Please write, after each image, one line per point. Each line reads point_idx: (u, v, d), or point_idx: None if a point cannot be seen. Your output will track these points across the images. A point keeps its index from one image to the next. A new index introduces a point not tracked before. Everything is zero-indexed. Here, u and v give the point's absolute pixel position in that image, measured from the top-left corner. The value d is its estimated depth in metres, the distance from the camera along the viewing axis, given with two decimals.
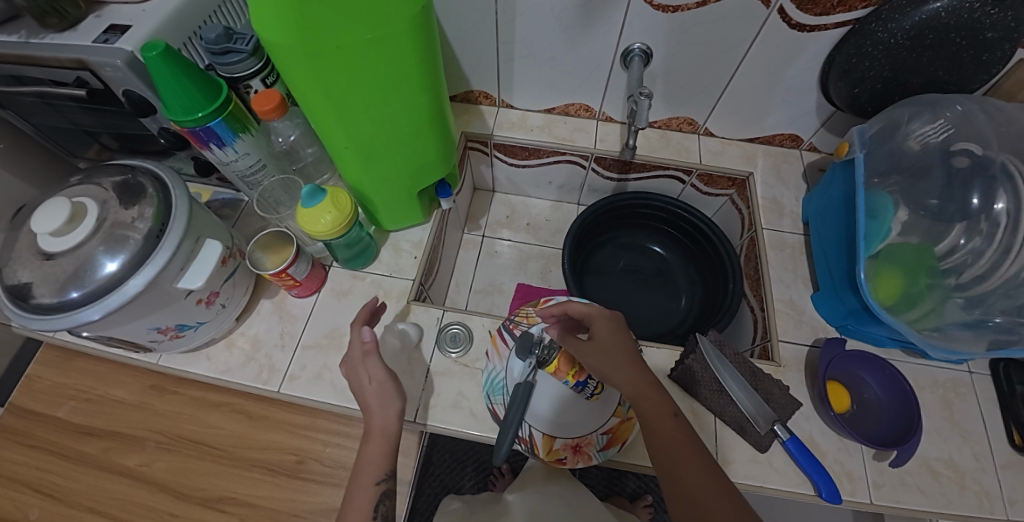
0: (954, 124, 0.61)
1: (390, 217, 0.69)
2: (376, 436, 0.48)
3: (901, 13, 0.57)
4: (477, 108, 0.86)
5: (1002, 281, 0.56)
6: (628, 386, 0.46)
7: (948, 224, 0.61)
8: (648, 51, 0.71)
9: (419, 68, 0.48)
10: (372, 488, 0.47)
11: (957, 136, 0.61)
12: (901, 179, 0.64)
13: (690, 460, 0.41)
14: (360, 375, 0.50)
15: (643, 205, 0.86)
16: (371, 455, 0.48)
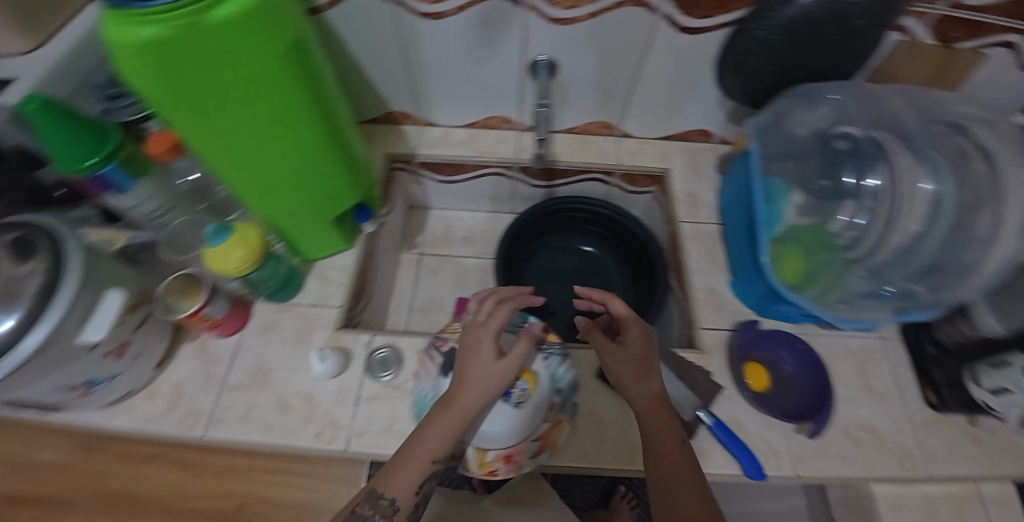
0: (839, 110, 0.67)
1: (310, 245, 0.68)
2: (433, 430, 0.47)
3: (772, 11, 0.59)
4: (400, 128, 0.86)
5: (890, 253, 0.60)
6: (642, 400, 0.50)
7: (839, 202, 0.66)
8: (553, 62, 0.73)
9: (304, 97, 0.48)
10: (427, 467, 0.46)
11: (842, 120, 0.67)
12: (795, 163, 0.69)
13: (685, 474, 0.46)
14: (471, 357, 0.49)
15: (573, 209, 0.88)
16: (439, 431, 0.46)
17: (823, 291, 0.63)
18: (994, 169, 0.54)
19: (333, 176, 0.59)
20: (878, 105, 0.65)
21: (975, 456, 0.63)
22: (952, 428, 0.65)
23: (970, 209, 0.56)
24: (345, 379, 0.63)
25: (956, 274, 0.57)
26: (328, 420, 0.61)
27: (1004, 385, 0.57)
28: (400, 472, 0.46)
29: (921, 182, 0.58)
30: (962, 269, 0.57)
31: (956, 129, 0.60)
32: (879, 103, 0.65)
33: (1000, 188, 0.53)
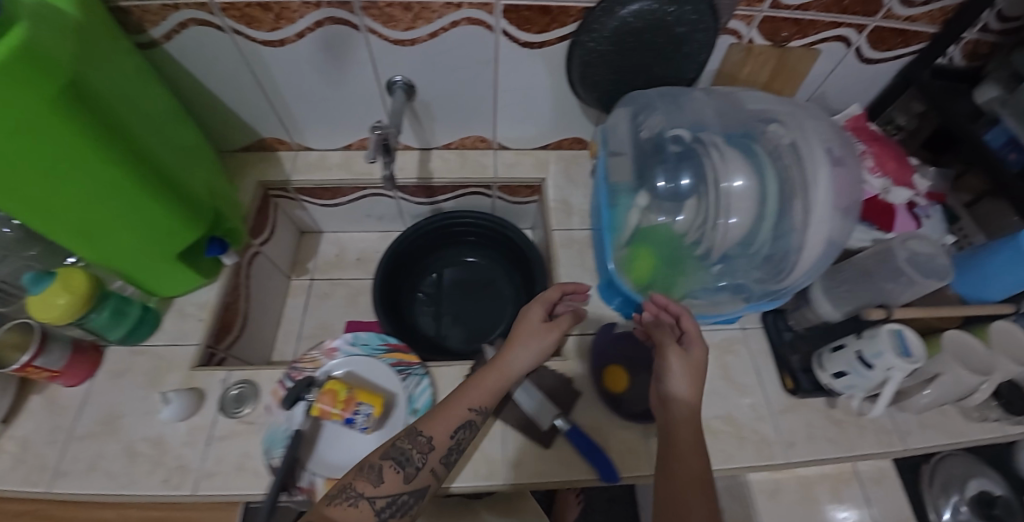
0: (665, 109, 0.69)
1: (162, 284, 0.67)
2: (458, 401, 0.50)
3: (599, 23, 0.63)
4: (275, 154, 0.85)
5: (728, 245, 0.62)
6: (682, 393, 0.50)
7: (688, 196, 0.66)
8: (409, 83, 0.74)
9: (103, 145, 0.47)
10: (461, 412, 0.50)
11: (667, 117, 0.68)
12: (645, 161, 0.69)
13: (690, 466, 0.45)
14: (524, 317, 0.57)
15: (461, 223, 0.87)
16: (484, 385, 0.52)
17: (672, 287, 0.66)
18: (797, 157, 0.58)
19: (164, 217, 0.58)
20: (693, 105, 0.68)
21: (831, 437, 0.65)
22: (810, 410, 0.67)
23: (784, 197, 0.58)
24: (198, 419, 0.63)
25: (782, 260, 0.60)
26: (177, 464, 0.60)
27: (843, 369, 0.60)
28: (439, 418, 0.49)
29: (744, 176, 0.59)
30: (785, 255, 0.60)
31: (762, 123, 0.64)
32: (694, 102, 0.69)
33: (806, 174, 0.56)
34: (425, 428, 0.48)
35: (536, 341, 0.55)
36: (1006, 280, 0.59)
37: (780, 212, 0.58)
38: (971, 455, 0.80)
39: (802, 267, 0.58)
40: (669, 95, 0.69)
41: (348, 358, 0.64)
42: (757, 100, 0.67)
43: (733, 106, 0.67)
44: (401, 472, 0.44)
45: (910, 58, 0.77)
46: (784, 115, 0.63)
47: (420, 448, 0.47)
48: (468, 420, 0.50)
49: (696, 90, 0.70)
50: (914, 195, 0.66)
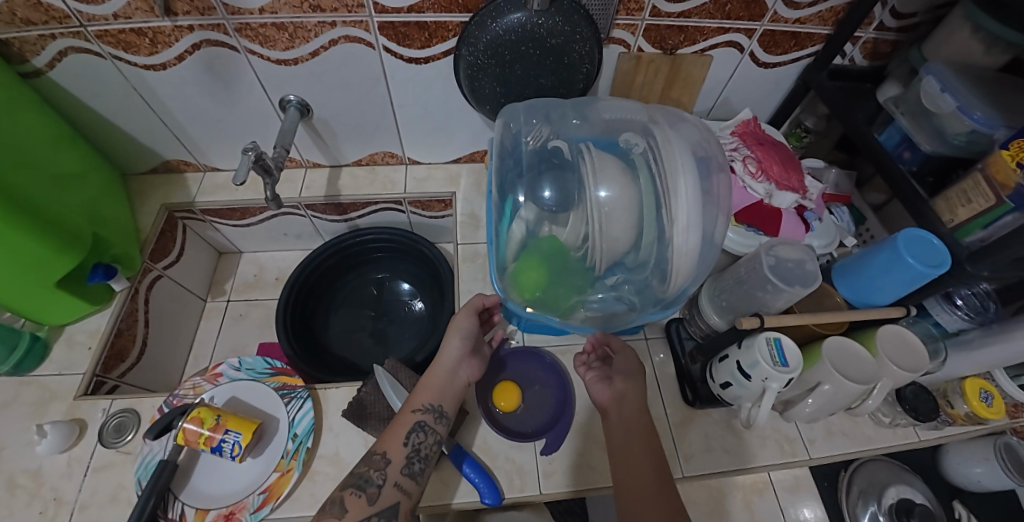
0: (541, 120, 0.64)
1: (49, 314, 0.67)
2: (404, 413, 0.54)
3: (475, 37, 0.64)
4: (182, 176, 0.87)
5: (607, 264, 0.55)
6: (633, 397, 0.57)
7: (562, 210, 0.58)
8: (304, 102, 0.74)
9: None
10: (409, 418, 0.53)
11: (539, 130, 0.63)
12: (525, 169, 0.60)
13: (647, 457, 0.51)
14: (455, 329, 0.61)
15: (375, 239, 0.90)
16: (424, 390, 0.56)
17: (558, 303, 0.59)
18: (659, 158, 0.52)
19: (37, 248, 0.58)
20: (564, 118, 0.65)
21: (730, 448, 0.64)
22: (710, 422, 0.65)
23: (652, 203, 0.51)
24: (74, 450, 0.60)
25: (661, 271, 0.54)
26: (52, 495, 0.57)
27: (727, 379, 0.58)
28: (391, 433, 0.52)
29: (611, 186, 0.52)
30: (663, 265, 0.53)
31: (629, 130, 0.59)
32: (569, 113, 0.65)
33: (668, 177, 0.50)
34: (379, 447, 0.51)
35: (464, 334, 0.60)
36: (891, 282, 0.57)
37: (649, 219, 0.52)
38: (893, 460, 0.78)
39: (680, 278, 0.52)
40: (540, 109, 0.66)
41: (232, 384, 0.63)
42: (622, 110, 0.63)
43: (604, 115, 0.63)
44: (363, 495, 0.47)
45: (807, 62, 0.78)
46: (651, 121, 0.59)
47: (375, 467, 0.49)
48: (418, 422, 0.53)
49: (573, 102, 0.67)
50: (802, 199, 0.64)
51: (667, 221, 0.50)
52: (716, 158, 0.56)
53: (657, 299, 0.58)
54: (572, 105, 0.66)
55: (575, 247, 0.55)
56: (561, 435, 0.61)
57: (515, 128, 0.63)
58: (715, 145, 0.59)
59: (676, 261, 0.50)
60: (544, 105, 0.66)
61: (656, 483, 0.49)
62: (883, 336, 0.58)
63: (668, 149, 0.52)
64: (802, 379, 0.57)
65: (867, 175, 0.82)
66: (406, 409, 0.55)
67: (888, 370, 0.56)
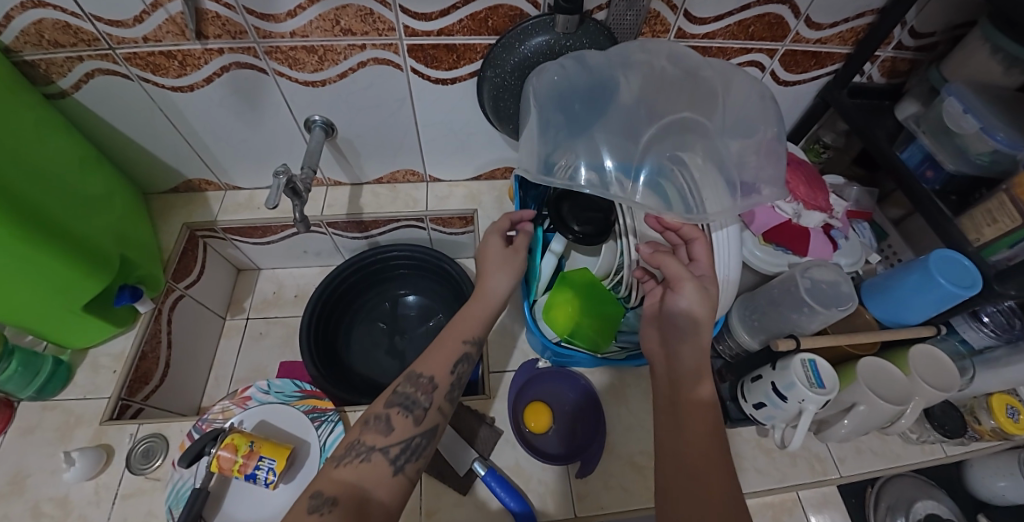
0: (581, 98, 0.58)
1: (75, 337, 0.66)
2: (453, 340, 0.54)
3: (502, 59, 0.64)
4: (203, 195, 0.86)
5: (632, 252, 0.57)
6: (689, 356, 0.49)
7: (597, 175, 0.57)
8: (329, 123, 0.74)
9: None
10: (457, 347, 0.53)
11: (576, 110, 0.57)
12: (566, 121, 0.57)
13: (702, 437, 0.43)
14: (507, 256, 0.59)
15: (396, 256, 0.89)
16: (471, 319, 0.55)
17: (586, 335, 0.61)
18: (696, 188, 0.52)
19: (64, 270, 0.58)
20: (605, 90, 0.58)
21: (761, 467, 0.64)
22: (740, 441, 0.65)
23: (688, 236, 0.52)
24: (103, 477, 0.60)
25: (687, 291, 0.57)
26: None
27: (761, 399, 0.58)
28: (435, 358, 0.52)
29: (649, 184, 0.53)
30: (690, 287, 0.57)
31: (671, 138, 0.55)
32: (613, 87, 0.58)
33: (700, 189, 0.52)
34: (424, 371, 0.51)
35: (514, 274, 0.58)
36: (923, 301, 0.57)
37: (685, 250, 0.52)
38: (920, 476, 0.78)
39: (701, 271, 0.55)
40: (579, 66, 0.58)
41: (261, 407, 0.62)
42: (664, 94, 0.57)
43: (658, 71, 0.57)
44: (409, 416, 0.48)
45: (826, 81, 0.79)
46: (695, 125, 0.55)
47: (423, 390, 0.49)
48: (463, 353, 0.53)
49: (621, 68, 0.58)
50: (828, 218, 0.65)
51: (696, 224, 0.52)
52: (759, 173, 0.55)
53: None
54: (617, 71, 0.58)
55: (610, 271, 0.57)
56: (595, 458, 0.61)
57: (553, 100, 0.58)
58: (766, 148, 0.56)
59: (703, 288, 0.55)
60: (586, 74, 0.58)
61: (704, 466, 0.41)
62: (915, 355, 0.58)
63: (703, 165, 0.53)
64: (836, 398, 0.58)
65: (886, 191, 0.83)
66: (453, 337, 0.54)
67: (921, 389, 0.56)
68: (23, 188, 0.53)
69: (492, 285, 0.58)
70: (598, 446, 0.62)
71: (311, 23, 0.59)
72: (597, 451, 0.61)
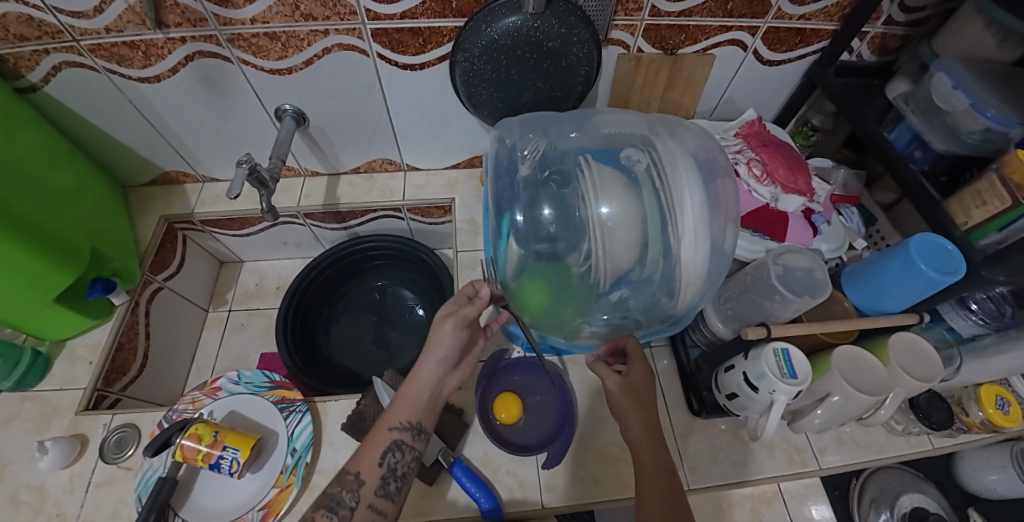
0: (540, 139, 0.59)
1: (51, 329, 0.67)
2: (380, 430, 0.49)
3: (468, 43, 0.62)
4: (182, 187, 0.87)
5: (604, 274, 0.48)
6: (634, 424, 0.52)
7: (555, 197, 0.52)
8: (299, 112, 0.74)
9: None
10: (384, 436, 0.49)
11: (536, 145, 0.58)
12: (526, 156, 0.57)
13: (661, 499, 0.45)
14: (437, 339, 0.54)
15: (374, 247, 0.90)
16: (405, 397, 0.51)
17: (564, 321, 0.54)
18: (667, 183, 0.46)
19: (33, 266, 0.58)
20: (561, 133, 0.60)
21: (738, 459, 0.62)
22: (716, 432, 0.64)
23: (656, 215, 0.46)
24: (77, 466, 0.60)
25: (669, 290, 0.49)
26: (54, 512, 0.57)
27: (733, 390, 0.57)
28: (366, 452, 0.48)
29: (609, 196, 0.46)
30: (672, 283, 0.48)
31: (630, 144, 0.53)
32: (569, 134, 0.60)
33: (672, 190, 0.45)
34: (353, 466, 0.48)
35: (444, 351, 0.53)
36: (907, 289, 0.55)
37: (655, 233, 0.46)
38: (905, 468, 0.76)
39: (689, 296, 0.47)
40: (536, 124, 0.62)
41: (231, 398, 0.63)
42: (618, 122, 0.58)
43: (603, 126, 0.58)
44: (333, 518, 0.44)
45: (812, 59, 0.75)
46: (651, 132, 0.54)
47: (348, 488, 0.46)
48: (393, 441, 0.49)
49: (576, 123, 0.61)
50: (809, 202, 0.62)
51: (673, 233, 0.45)
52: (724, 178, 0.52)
53: (665, 315, 0.53)
54: (570, 125, 0.61)
55: (577, 263, 0.50)
56: (561, 449, 0.60)
57: (512, 146, 0.60)
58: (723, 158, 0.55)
59: (684, 277, 0.46)
60: (543, 129, 0.61)
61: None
62: (894, 344, 0.56)
63: (673, 164, 0.46)
64: (811, 389, 0.56)
65: (876, 174, 0.80)
66: (383, 426, 0.50)
67: (900, 381, 0.54)
68: None
69: (385, 419, 0.50)
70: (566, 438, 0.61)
71: (270, 9, 0.58)
72: (564, 442, 0.60)
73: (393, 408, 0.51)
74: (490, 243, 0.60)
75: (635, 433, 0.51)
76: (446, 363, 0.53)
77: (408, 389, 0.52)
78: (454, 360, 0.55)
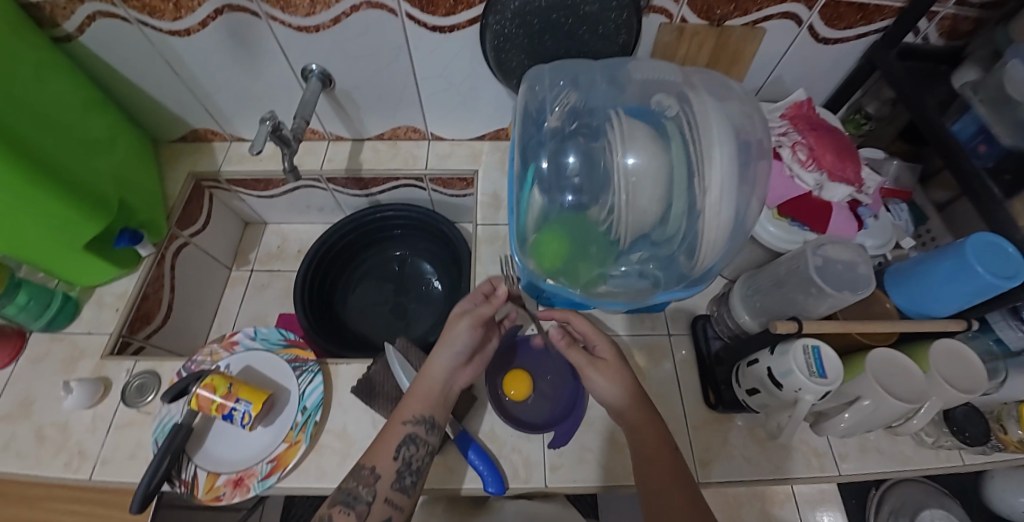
0: (569, 87, 0.59)
1: (81, 275, 0.70)
2: (395, 423, 0.50)
3: (501, 4, 0.59)
4: (210, 145, 0.88)
5: (628, 229, 0.51)
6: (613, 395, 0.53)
7: (584, 152, 0.54)
8: (326, 72, 0.72)
9: None
10: (398, 429, 0.50)
11: (566, 96, 0.58)
12: (554, 107, 0.58)
13: (678, 494, 0.46)
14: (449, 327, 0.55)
15: (394, 216, 0.89)
16: (415, 393, 0.52)
17: (579, 275, 0.57)
18: (699, 142, 0.48)
19: (63, 211, 0.59)
20: (593, 83, 0.59)
21: (753, 457, 0.60)
22: (731, 427, 0.62)
23: (684, 173, 0.48)
24: (101, 407, 0.63)
25: (689, 248, 0.52)
26: (77, 449, 0.60)
27: (756, 385, 0.54)
28: (379, 447, 0.49)
29: (638, 151, 0.49)
30: (692, 242, 0.51)
31: (662, 96, 0.53)
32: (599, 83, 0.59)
33: (703, 147, 0.47)
34: (368, 460, 0.49)
35: (457, 347, 0.54)
36: (954, 292, 0.51)
37: (681, 191, 0.48)
38: (930, 483, 0.72)
39: (709, 252, 0.51)
40: (568, 71, 0.61)
41: (247, 353, 0.64)
42: (652, 71, 0.57)
43: (635, 74, 0.58)
44: (351, 513, 0.45)
45: (874, 38, 0.69)
46: (684, 83, 0.54)
47: (364, 482, 0.47)
48: (408, 434, 0.50)
49: (606, 70, 0.61)
50: (857, 193, 0.58)
51: (700, 190, 0.48)
52: (758, 140, 0.52)
53: (682, 275, 0.56)
54: (601, 72, 0.61)
55: (600, 218, 0.52)
56: (570, 430, 0.59)
57: (540, 96, 0.59)
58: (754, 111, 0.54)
59: (706, 233, 0.49)
60: (573, 76, 0.60)
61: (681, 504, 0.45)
62: (935, 350, 0.52)
63: (705, 121, 0.48)
64: (839, 391, 0.53)
65: (934, 169, 0.74)
66: (396, 420, 0.51)
67: (939, 390, 0.50)
68: (21, 128, 0.55)
69: (397, 414, 0.51)
70: (575, 420, 0.60)
71: None
72: (573, 423, 0.59)
73: (405, 402, 0.52)
74: (513, 192, 0.61)
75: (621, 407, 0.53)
76: (460, 361, 0.54)
77: (421, 383, 0.53)
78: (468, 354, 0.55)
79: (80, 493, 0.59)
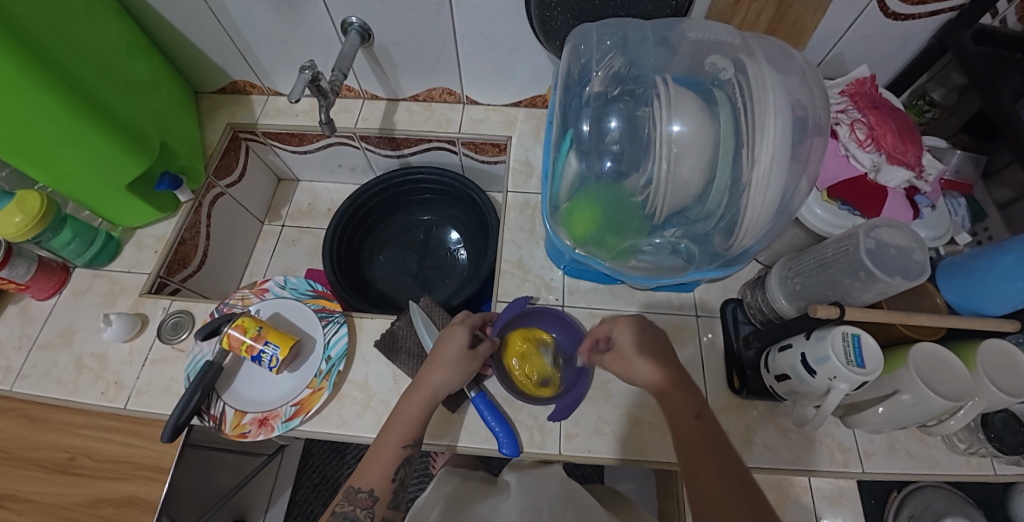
0: (617, 48, 0.56)
1: (124, 215, 0.72)
2: (392, 447, 0.49)
3: None
4: (248, 97, 0.89)
5: (664, 204, 0.48)
6: (649, 372, 0.49)
7: (626, 118, 0.52)
8: (365, 27, 0.71)
9: (26, 74, 0.49)
10: (397, 452, 0.49)
11: (612, 59, 0.56)
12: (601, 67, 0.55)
13: (707, 461, 0.43)
14: (445, 340, 0.56)
15: (423, 180, 0.89)
16: (405, 416, 0.50)
17: (610, 246, 0.55)
18: (753, 111, 0.45)
19: (109, 150, 0.61)
20: (641, 46, 0.56)
21: (773, 445, 0.59)
22: (753, 414, 0.60)
23: (731, 145, 0.46)
24: (138, 340, 0.66)
25: (727, 226, 0.50)
26: (113, 379, 0.63)
27: (786, 372, 0.52)
28: (374, 468, 0.49)
29: (683, 119, 0.46)
30: (731, 220, 0.49)
31: (718, 63, 0.50)
32: (650, 45, 0.56)
33: (757, 117, 0.44)
34: (363, 483, 0.48)
35: (455, 370, 0.53)
36: (1009, 289, 0.48)
37: (726, 164, 0.46)
38: (956, 491, 0.69)
39: (748, 234, 0.48)
40: (617, 30, 0.57)
41: (276, 300, 0.66)
42: (709, 31, 0.53)
43: (690, 36, 0.54)
44: None
45: (949, 16, 0.63)
46: (744, 47, 0.50)
47: (361, 506, 0.47)
48: (405, 457, 0.49)
49: (660, 31, 0.57)
50: (915, 179, 0.55)
51: (746, 163, 0.45)
52: (816, 117, 0.48)
53: (716, 254, 0.54)
54: (654, 34, 0.57)
55: (636, 189, 0.50)
56: (569, 404, 0.59)
57: (585, 56, 0.57)
58: (814, 82, 0.50)
59: (748, 212, 0.46)
60: (624, 36, 0.57)
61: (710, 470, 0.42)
62: (986, 352, 0.49)
63: (763, 89, 0.45)
64: (875, 384, 0.50)
65: (1001, 162, 0.68)
66: (390, 441, 0.50)
67: (985, 391, 0.47)
68: (70, 61, 0.56)
69: (393, 437, 0.49)
70: (575, 395, 0.59)
71: None
72: (575, 396, 0.59)
73: (391, 425, 0.50)
74: (548, 156, 0.61)
75: (647, 380, 0.49)
76: (462, 381, 0.53)
77: (415, 398, 0.51)
78: (464, 370, 0.54)
79: (112, 422, 0.61)
